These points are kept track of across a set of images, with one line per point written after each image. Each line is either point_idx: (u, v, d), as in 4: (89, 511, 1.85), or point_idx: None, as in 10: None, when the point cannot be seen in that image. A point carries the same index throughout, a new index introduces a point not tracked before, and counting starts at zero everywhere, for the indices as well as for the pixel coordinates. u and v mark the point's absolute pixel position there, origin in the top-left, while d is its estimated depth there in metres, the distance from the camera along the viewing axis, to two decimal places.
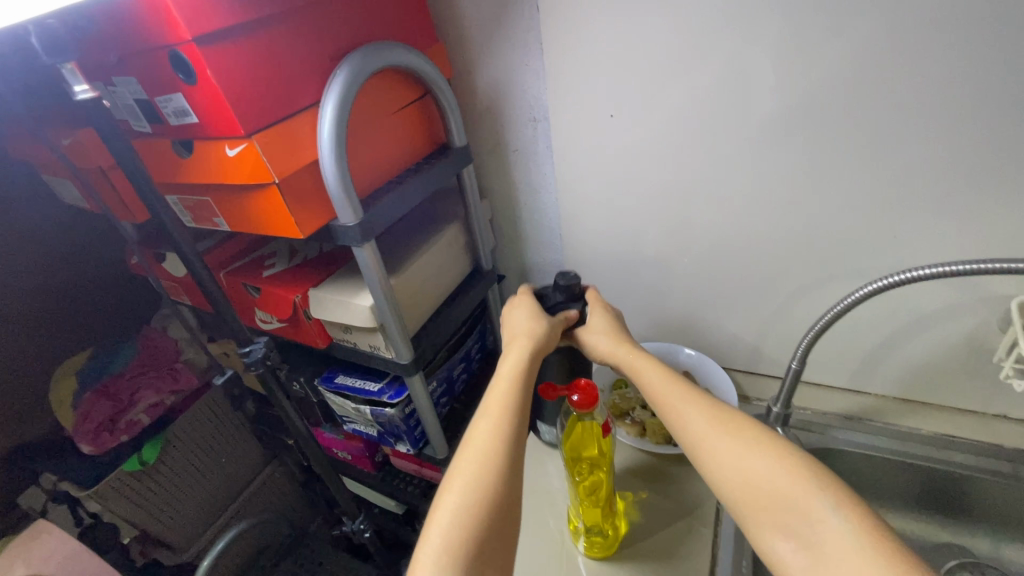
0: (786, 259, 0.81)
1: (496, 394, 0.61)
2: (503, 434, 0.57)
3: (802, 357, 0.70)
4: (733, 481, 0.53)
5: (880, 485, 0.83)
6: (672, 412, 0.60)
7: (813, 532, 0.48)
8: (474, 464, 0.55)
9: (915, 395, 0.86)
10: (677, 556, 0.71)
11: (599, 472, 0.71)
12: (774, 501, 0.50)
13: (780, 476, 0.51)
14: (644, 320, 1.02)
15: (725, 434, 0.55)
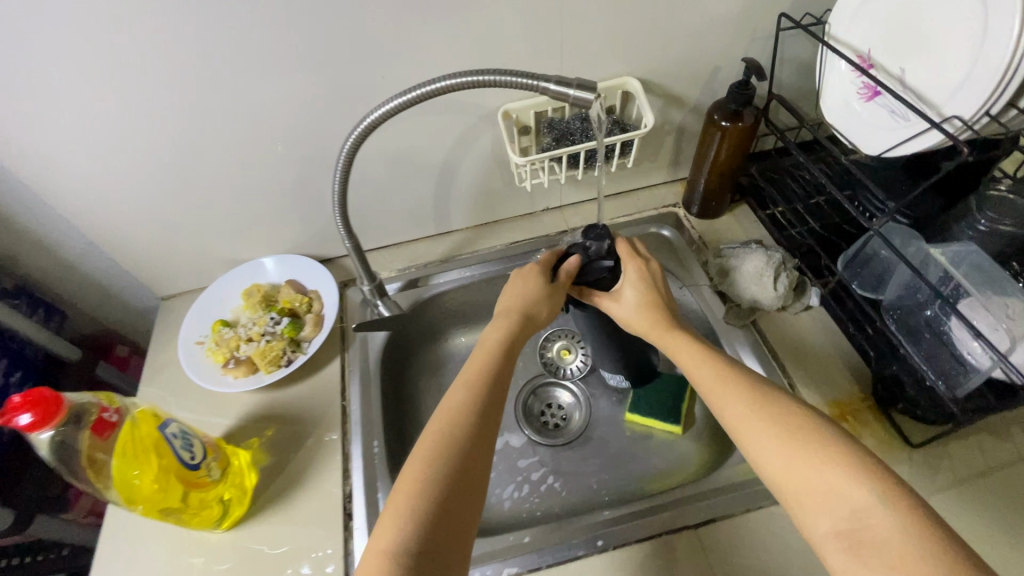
0: (329, 110, 0.66)
1: (461, 378, 0.55)
2: (456, 428, 0.51)
3: (344, 228, 0.63)
4: (737, 424, 0.51)
5: (488, 306, 0.87)
6: (712, 397, 0.54)
7: (783, 448, 0.47)
8: (418, 469, 0.48)
9: (516, 205, 0.84)
10: (308, 484, 0.63)
11: (171, 478, 0.52)
12: (783, 413, 0.50)
13: (819, 465, 0.45)
14: (232, 235, 0.78)
15: (773, 422, 0.49)
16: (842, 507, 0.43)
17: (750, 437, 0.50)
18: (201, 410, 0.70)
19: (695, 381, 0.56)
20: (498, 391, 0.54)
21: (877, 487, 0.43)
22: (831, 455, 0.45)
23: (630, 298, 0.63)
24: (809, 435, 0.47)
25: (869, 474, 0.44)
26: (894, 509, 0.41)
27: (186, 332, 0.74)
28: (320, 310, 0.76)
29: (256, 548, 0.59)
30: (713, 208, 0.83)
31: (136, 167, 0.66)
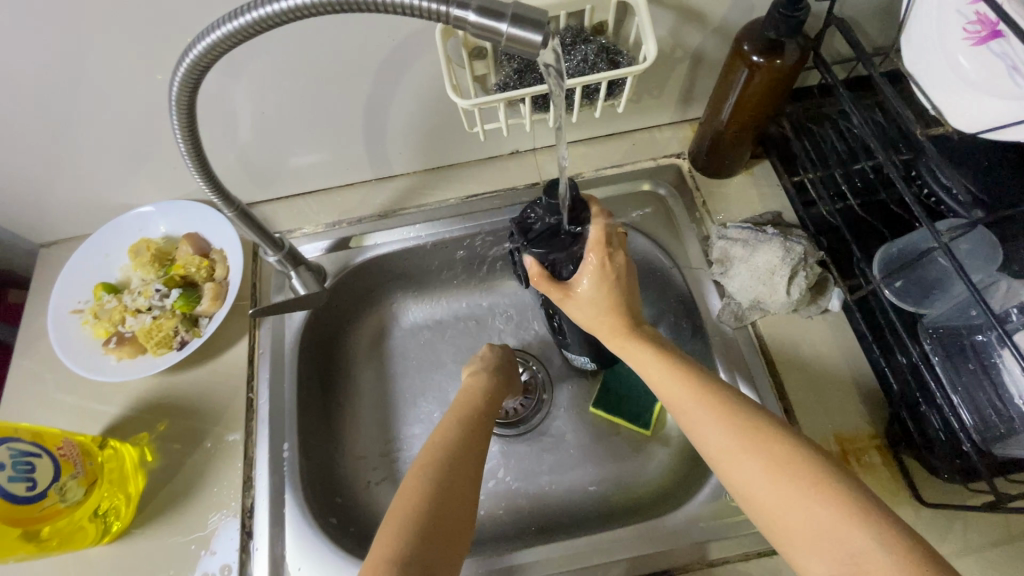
0: (198, 13, 0.47)
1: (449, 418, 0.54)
2: (449, 456, 0.49)
3: (214, 191, 0.46)
4: (714, 450, 0.43)
5: (439, 271, 0.72)
6: (685, 411, 0.45)
7: (771, 478, 0.40)
8: (411, 494, 0.45)
9: (472, 146, 0.66)
10: (203, 492, 0.54)
11: None
12: (765, 432, 0.42)
13: (811, 497, 0.38)
14: (108, 176, 0.61)
15: (756, 442, 0.41)
16: (837, 546, 0.36)
17: (730, 465, 0.42)
18: (81, 394, 0.59)
19: (664, 393, 0.47)
20: (478, 436, 0.53)
21: (874, 527, 0.36)
22: (822, 487, 0.38)
23: (588, 292, 0.51)
24: (797, 462, 0.40)
25: (863, 510, 0.36)
26: (893, 551, 0.34)
27: (61, 297, 0.61)
28: (222, 278, 0.62)
29: (139, 567, 0.52)
30: (726, 165, 0.64)
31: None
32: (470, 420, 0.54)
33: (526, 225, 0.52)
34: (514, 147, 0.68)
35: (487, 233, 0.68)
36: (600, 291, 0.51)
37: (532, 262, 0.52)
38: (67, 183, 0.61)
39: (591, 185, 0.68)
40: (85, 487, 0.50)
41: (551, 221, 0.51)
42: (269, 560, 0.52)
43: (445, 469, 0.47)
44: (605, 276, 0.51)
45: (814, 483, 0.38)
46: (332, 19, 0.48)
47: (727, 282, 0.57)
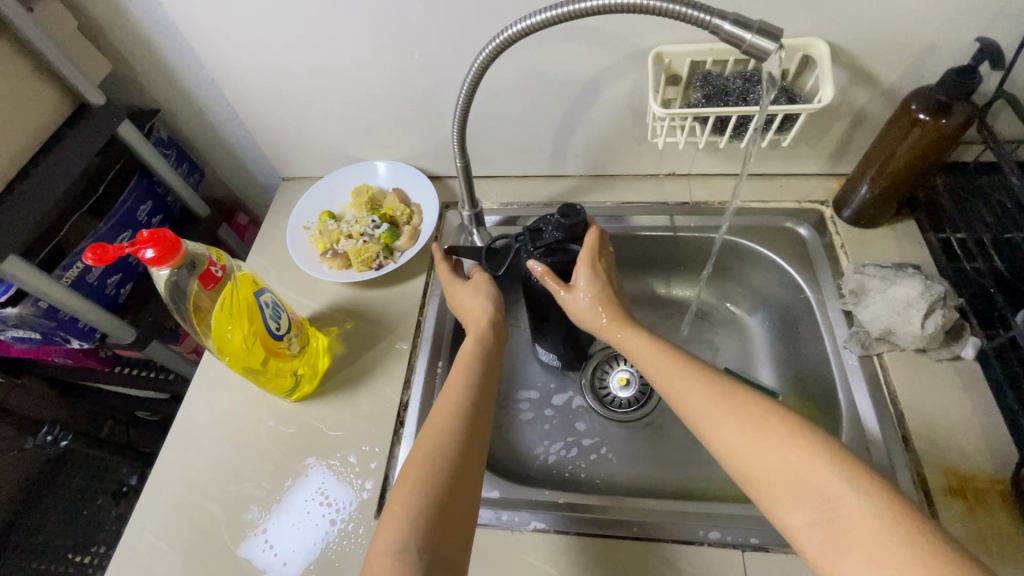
0: (474, 21, 0.63)
1: (448, 386, 0.55)
2: (445, 435, 0.50)
3: (458, 143, 0.60)
4: (697, 419, 0.48)
5: None
6: (672, 388, 0.50)
7: (750, 438, 0.44)
8: (413, 484, 0.47)
9: (635, 162, 0.78)
10: (371, 382, 0.66)
11: (242, 334, 0.56)
12: (744, 399, 0.47)
13: (789, 454, 0.42)
14: (355, 134, 0.80)
15: (735, 409, 0.46)
16: (814, 496, 0.40)
17: (711, 430, 0.46)
18: (295, 288, 0.75)
19: (652, 373, 0.53)
20: (482, 403, 0.54)
21: (845, 473, 0.40)
22: (795, 443, 0.43)
23: (585, 288, 0.56)
24: (770, 423, 0.44)
25: (836, 456, 0.41)
26: (867, 492, 0.39)
27: (298, 215, 0.79)
28: (417, 224, 0.77)
29: (314, 425, 0.64)
30: (871, 216, 0.70)
31: (284, 46, 0.68)
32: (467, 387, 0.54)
33: (538, 232, 0.57)
34: (671, 169, 0.79)
35: (633, 236, 0.78)
36: (596, 289, 0.56)
37: (537, 266, 0.56)
38: (326, 134, 0.81)
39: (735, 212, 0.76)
40: (300, 347, 0.64)
41: (557, 236, 0.55)
42: (414, 447, 0.61)
43: (437, 461, 0.48)
44: (598, 275, 0.56)
45: (788, 438, 0.43)
46: (568, 38, 0.62)
47: (860, 309, 0.62)
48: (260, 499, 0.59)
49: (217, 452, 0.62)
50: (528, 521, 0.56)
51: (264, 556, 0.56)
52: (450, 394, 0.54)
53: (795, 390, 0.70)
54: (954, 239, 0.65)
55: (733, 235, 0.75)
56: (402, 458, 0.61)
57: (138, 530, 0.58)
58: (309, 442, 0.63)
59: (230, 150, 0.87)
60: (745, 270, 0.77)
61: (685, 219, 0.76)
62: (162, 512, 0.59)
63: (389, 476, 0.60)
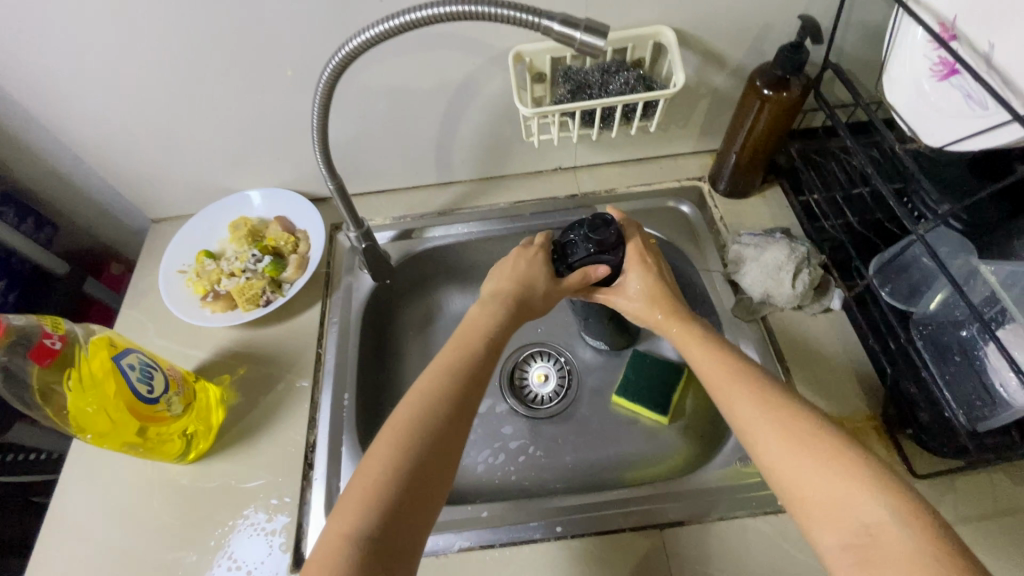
0: (326, 35, 0.60)
1: (433, 372, 0.51)
2: (419, 426, 0.46)
3: (323, 161, 0.57)
4: (746, 427, 0.48)
5: (483, 268, 0.82)
6: (723, 394, 0.51)
7: (796, 459, 0.45)
8: (374, 477, 0.44)
9: (521, 160, 0.78)
10: (273, 427, 0.62)
11: (108, 403, 0.50)
12: (796, 417, 0.47)
13: (838, 474, 0.43)
14: (223, 165, 0.75)
15: (790, 421, 0.47)
16: (852, 520, 0.41)
17: (760, 438, 0.47)
18: (177, 339, 0.69)
19: (706, 379, 0.53)
20: (472, 399, 0.50)
21: (892, 503, 0.41)
22: (847, 467, 0.43)
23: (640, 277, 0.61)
24: (821, 444, 0.45)
25: (885, 486, 0.42)
26: (909, 525, 0.39)
27: (169, 259, 0.73)
28: (304, 252, 0.73)
29: (214, 485, 0.59)
30: (741, 188, 0.74)
31: (119, 79, 0.62)
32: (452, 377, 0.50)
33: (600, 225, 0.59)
34: (557, 164, 0.80)
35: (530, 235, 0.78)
36: (648, 282, 0.61)
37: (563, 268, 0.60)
38: (189, 168, 0.74)
39: (622, 198, 0.78)
40: (184, 406, 0.59)
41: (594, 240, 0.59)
42: (327, 488, 0.58)
43: (409, 446, 0.45)
44: (649, 271, 0.61)
45: (838, 462, 0.44)
46: (427, 44, 0.61)
47: (741, 278, 0.66)
48: None
49: (104, 536, 0.56)
50: (453, 541, 0.55)
51: None
52: (429, 381, 0.50)
53: None
54: (812, 200, 0.70)
55: None
56: (314, 502, 0.58)
57: None
58: (209, 505, 0.58)
59: (83, 197, 0.79)
60: None
61: (577, 212, 0.77)
62: None
63: (303, 524, 0.56)
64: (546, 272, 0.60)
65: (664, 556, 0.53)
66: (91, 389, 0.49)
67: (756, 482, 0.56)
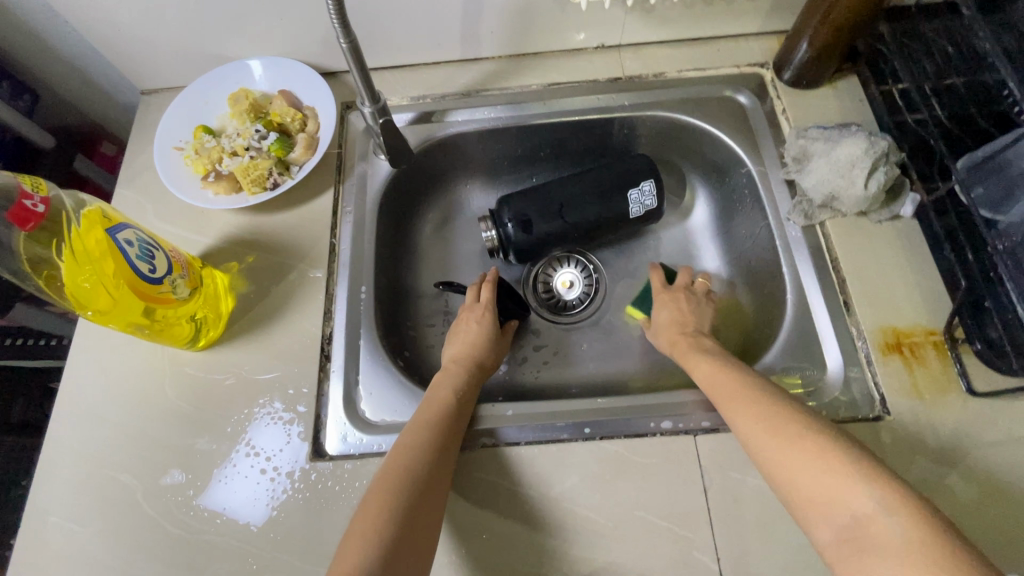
0: None
1: (406, 434, 0.49)
2: (387, 505, 0.43)
3: (336, 14, 0.48)
4: (747, 444, 0.44)
5: (510, 160, 0.74)
6: (726, 405, 0.47)
7: (784, 456, 0.41)
8: (360, 539, 0.41)
9: (559, 33, 0.68)
10: (285, 318, 0.59)
11: (111, 282, 0.46)
12: (785, 420, 0.43)
13: (821, 475, 0.39)
14: (219, 28, 0.65)
15: (779, 424, 0.43)
16: (840, 512, 0.37)
17: (760, 451, 0.43)
18: (178, 223, 0.64)
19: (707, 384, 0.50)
20: (444, 453, 0.48)
21: (875, 488, 0.37)
22: (830, 462, 0.39)
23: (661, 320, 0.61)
24: (810, 440, 0.41)
25: (865, 472, 0.38)
26: (897, 512, 0.35)
27: (164, 133, 0.65)
28: (313, 131, 0.65)
29: (228, 374, 0.56)
30: (812, 77, 0.64)
31: None
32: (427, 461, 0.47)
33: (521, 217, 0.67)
34: (600, 41, 0.70)
35: (565, 126, 0.69)
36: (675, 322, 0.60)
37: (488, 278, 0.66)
38: (179, 29, 0.65)
39: (671, 85, 0.68)
40: (193, 291, 0.55)
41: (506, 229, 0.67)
42: (346, 381, 0.56)
43: (394, 503, 0.43)
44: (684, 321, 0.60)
45: (823, 458, 0.40)
46: None
47: (803, 177, 0.59)
48: (179, 461, 0.53)
49: (118, 419, 0.55)
50: (477, 437, 0.53)
51: (193, 518, 0.51)
52: (404, 442, 0.48)
53: (739, 271, 0.69)
54: (896, 90, 0.61)
55: (670, 110, 0.68)
56: (333, 394, 0.55)
57: (39, 517, 0.51)
58: (223, 393, 0.56)
59: (63, 60, 0.70)
60: (684, 150, 0.71)
61: (619, 99, 0.68)
62: (63, 492, 0.52)
63: (321, 415, 0.55)
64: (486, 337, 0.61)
65: (697, 461, 0.51)
66: (89, 263, 0.44)
67: (796, 392, 0.53)
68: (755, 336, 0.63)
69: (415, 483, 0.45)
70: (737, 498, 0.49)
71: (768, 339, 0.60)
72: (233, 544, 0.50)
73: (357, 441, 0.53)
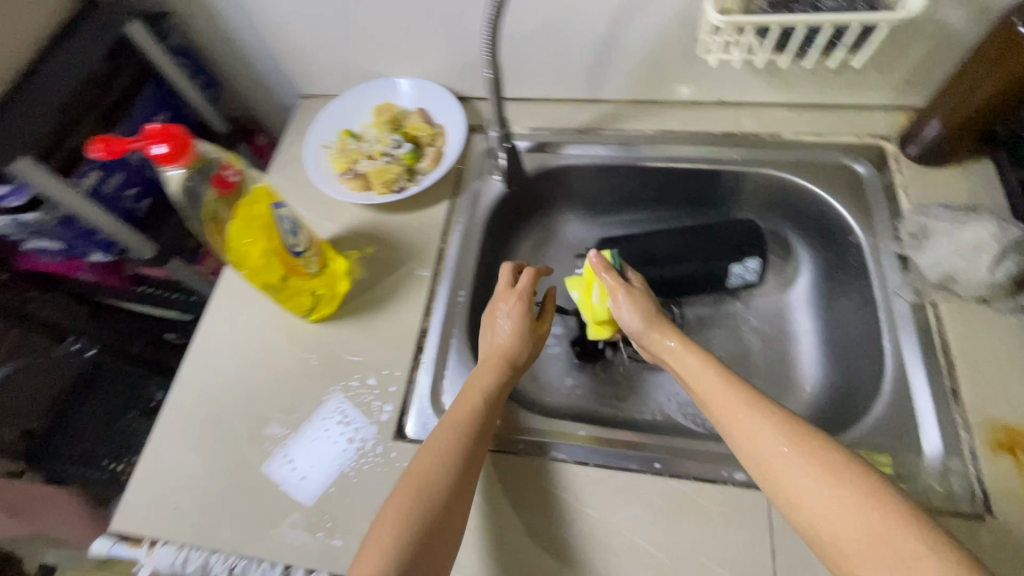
0: None
1: (431, 445, 0.49)
2: (405, 520, 0.44)
3: (489, 50, 0.54)
4: (765, 470, 0.42)
5: (612, 197, 0.77)
6: (732, 422, 0.45)
7: (812, 483, 0.39)
8: (378, 549, 0.42)
9: (680, 85, 0.71)
10: (390, 308, 0.64)
11: (265, 245, 0.53)
12: (809, 439, 0.41)
13: (852, 506, 0.37)
14: (379, 50, 0.74)
15: (800, 447, 0.41)
16: (880, 551, 0.35)
17: (782, 484, 0.40)
18: (314, 210, 0.73)
19: (706, 400, 0.48)
20: (466, 467, 0.48)
21: (917, 530, 0.35)
22: (868, 492, 0.37)
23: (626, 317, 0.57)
24: (841, 467, 0.39)
25: (904, 513, 0.36)
26: (941, 555, 0.34)
27: (316, 132, 0.75)
28: (440, 147, 0.73)
29: (334, 348, 0.63)
30: (940, 155, 0.63)
31: None
32: (434, 474, 0.47)
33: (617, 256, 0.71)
34: (719, 96, 0.72)
35: (671, 172, 0.72)
36: (638, 315, 0.56)
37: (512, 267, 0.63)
38: (346, 48, 0.75)
39: (786, 145, 0.69)
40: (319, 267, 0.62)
41: None
42: (434, 374, 0.61)
43: (417, 517, 0.44)
44: (648, 313, 0.56)
45: (858, 486, 0.38)
46: None
47: (919, 254, 0.57)
48: (281, 417, 0.59)
49: (237, 370, 0.62)
50: (547, 450, 0.55)
51: (284, 470, 0.56)
52: (428, 455, 0.48)
53: (834, 339, 0.67)
54: None
55: (781, 171, 0.69)
56: (421, 385, 0.60)
57: (163, 440, 0.59)
58: (327, 364, 0.62)
59: (246, 63, 0.82)
60: (790, 210, 0.72)
61: (729, 153, 0.70)
62: (185, 426, 0.60)
63: (408, 400, 0.59)
64: (522, 330, 0.58)
65: (768, 520, 0.49)
66: (252, 227, 0.52)
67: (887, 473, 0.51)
68: (844, 408, 0.61)
69: (438, 501, 0.45)
70: (807, 567, 0.47)
71: (859, 413, 0.58)
72: (315, 500, 0.55)
73: None
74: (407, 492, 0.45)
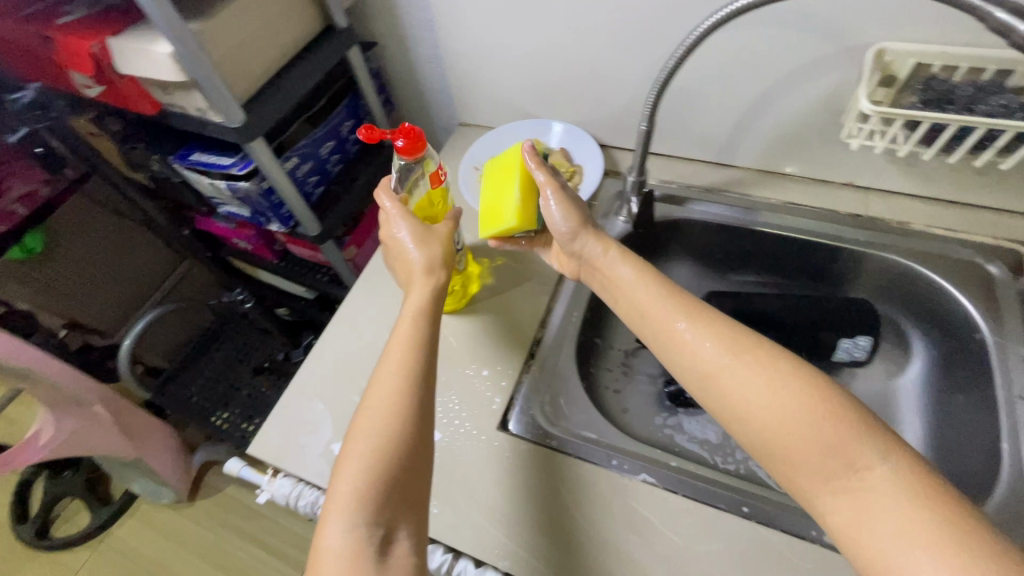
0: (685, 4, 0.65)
1: (387, 366, 0.52)
2: (374, 435, 0.48)
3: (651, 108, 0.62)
4: (724, 384, 0.44)
5: (726, 254, 0.81)
6: (672, 339, 0.48)
7: (772, 399, 0.42)
8: (355, 462, 0.46)
9: (813, 164, 0.76)
10: (509, 315, 0.72)
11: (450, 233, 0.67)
12: (763, 355, 0.44)
13: (805, 416, 0.40)
14: (539, 96, 0.85)
15: (753, 360, 0.44)
16: (835, 461, 0.39)
17: (742, 403, 0.43)
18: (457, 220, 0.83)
19: (644, 314, 0.52)
20: (426, 381, 0.52)
21: (874, 440, 0.38)
22: (821, 405, 0.40)
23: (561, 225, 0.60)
24: (800, 380, 0.42)
25: (861, 425, 0.39)
26: (894, 463, 0.37)
27: (470, 154, 0.87)
28: (576, 184, 0.81)
29: (457, 339, 0.71)
30: None
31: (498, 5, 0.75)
32: (403, 372, 0.51)
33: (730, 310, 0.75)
34: (849, 178, 0.75)
35: (791, 241, 0.75)
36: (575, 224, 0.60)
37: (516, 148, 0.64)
38: (511, 90, 0.87)
39: (914, 235, 0.71)
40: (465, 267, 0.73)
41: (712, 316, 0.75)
42: (541, 380, 0.66)
43: (386, 432, 0.48)
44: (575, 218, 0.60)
45: (818, 401, 0.40)
46: (779, 27, 0.62)
47: None
48: None
49: (372, 342, 0.72)
50: (638, 472, 0.58)
51: None
52: (389, 374, 0.51)
53: (942, 433, 0.65)
54: None
55: (907, 258, 0.70)
56: (528, 387, 0.66)
57: (304, 387, 0.69)
58: (448, 351, 0.70)
59: (421, 91, 0.97)
60: (909, 298, 0.72)
61: (853, 232, 0.72)
62: (322, 379, 0.70)
63: (514, 398, 0.65)
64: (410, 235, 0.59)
65: None
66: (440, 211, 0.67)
67: None
68: None
69: (407, 417, 0.49)
70: None
71: None
72: None
73: (536, 428, 0.62)
74: (382, 396, 0.50)
